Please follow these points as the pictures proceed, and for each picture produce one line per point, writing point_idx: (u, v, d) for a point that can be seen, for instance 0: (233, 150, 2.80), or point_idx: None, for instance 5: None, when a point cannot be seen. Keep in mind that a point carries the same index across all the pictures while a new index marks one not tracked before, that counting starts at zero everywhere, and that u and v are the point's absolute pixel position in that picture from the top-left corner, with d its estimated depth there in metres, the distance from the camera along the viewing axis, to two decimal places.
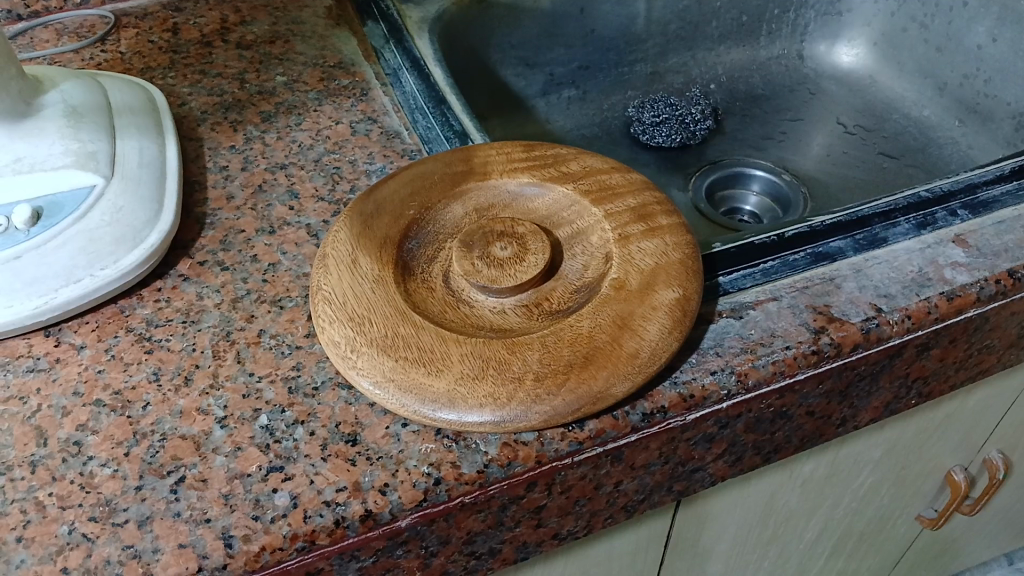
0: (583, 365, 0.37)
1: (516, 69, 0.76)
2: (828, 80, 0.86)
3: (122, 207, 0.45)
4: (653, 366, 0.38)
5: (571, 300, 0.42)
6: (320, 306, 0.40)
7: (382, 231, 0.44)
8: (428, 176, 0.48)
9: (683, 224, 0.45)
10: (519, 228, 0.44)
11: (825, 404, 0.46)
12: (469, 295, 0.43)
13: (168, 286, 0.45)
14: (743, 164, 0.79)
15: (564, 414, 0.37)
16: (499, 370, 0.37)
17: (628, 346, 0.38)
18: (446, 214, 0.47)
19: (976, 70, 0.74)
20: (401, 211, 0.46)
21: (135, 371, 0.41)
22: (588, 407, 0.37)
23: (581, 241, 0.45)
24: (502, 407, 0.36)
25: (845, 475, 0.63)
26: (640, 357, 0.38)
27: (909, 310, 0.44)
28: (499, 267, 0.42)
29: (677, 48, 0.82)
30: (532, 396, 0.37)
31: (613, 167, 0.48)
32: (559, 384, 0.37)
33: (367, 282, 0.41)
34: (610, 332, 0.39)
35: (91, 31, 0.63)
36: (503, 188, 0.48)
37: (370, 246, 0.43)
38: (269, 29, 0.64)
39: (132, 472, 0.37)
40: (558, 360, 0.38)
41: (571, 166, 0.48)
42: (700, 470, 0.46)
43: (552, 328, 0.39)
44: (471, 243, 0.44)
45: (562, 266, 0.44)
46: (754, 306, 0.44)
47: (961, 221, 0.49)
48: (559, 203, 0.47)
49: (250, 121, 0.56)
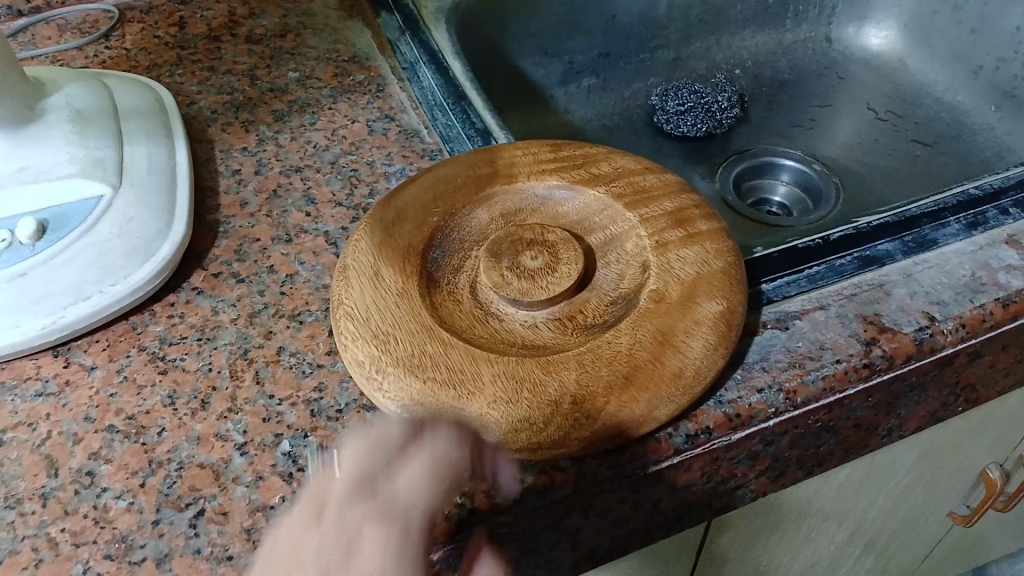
0: (624, 387, 0.35)
1: (535, 58, 0.71)
2: (857, 64, 0.80)
3: (132, 217, 0.42)
4: (696, 386, 0.36)
5: (607, 313, 0.39)
6: (342, 322, 0.38)
7: (405, 240, 0.42)
8: (452, 179, 0.45)
9: (724, 229, 0.42)
10: (549, 235, 0.42)
11: (872, 416, 0.44)
12: (498, 308, 0.40)
13: (181, 301, 0.43)
14: (772, 153, 0.74)
15: (605, 440, 0.35)
16: (534, 393, 0.35)
17: (671, 364, 0.36)
18: (470, 220, 0.44)
19: (1014, 53, 0.69)
20: (424, 218, 0.43)
21: (148, 394, 0.39)
22: (631, 431, 0.35)
23: (615, 248, 0.43)
24: (539, 431, 0.34)
25: (882, 476, 0.61)
26: (684, 376, 0.36)
27: (963, 318, 0.42)
28: (530, 278, 0.40)
29: (701, 34, 0.77)
30: (570, 421, 0.34)
31: (646, 167, 0.46)
32: (598, 407, 0.35)
33: (391, 296, 0.39)
34: (651, 349, 0.36)
35: (95, 27, 0.60)
36: (529, 193, 0.45)
37: (393, 257, 0.41)
38: (279, 22, 0.61)
39: (149, 504, 0.35)
40: (597, 382, 0.35)
41: (603, 167, 0.46)
42: (741, 486, 0.44)
43: (588, 344, 0.37)
44: (499, 252, 0.41)
45: (596, 277, 0.41)
46: (800, 316, 0.42)
47: (1014, 220, 0.46)
48: (589, 207, 0.45)
49: (263, 120, 0.53)
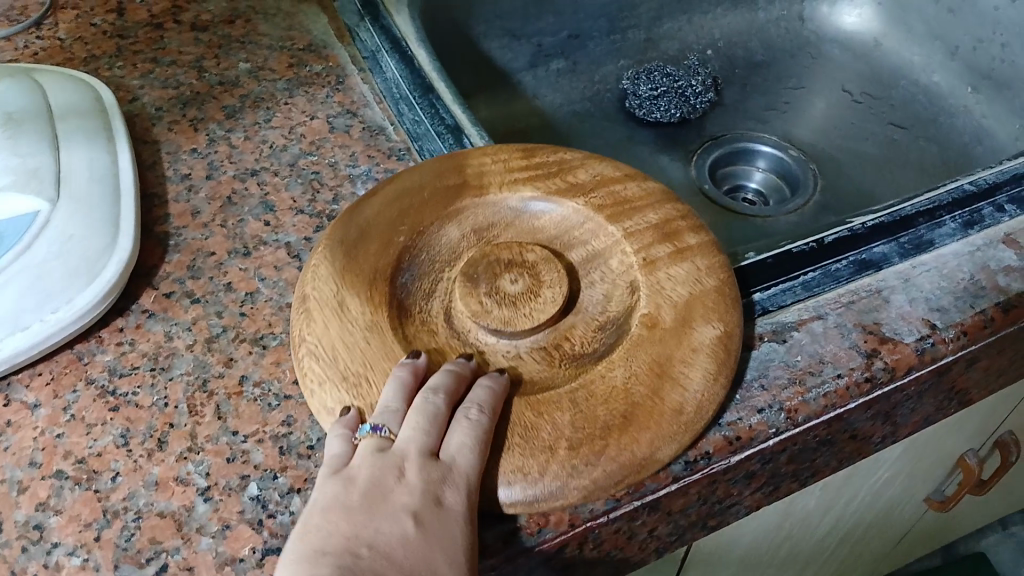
0: (623, 427, 0.33)
1: (501, 40, 0.67)
2: (830, 44, 0.78)
3: (72, 234, 0.39)
4: (700, 421, 0.34)
5: (595, 341, 0.37)
6: (306, 362, 0.35)
7: (371, 263, 0.38)
8: (418, 192, 0.41)
9: (713, 242, 0.40)
10: (528, 255, 0.39)
11: (870, 427, 0.42)
12: (477, 337, 0.37)
13: (131, 326, 0.39)
14: (747, 138, 0.72)
15: (606, 487, 0.32)
16: (525, 439, 0.32)
17: (671, 399, 0.33)
18: (441, 238, 0.40)
19: (993, 34, 0.67)
20: (390, 237, 0.39)
21: (99, 434, 0.36)
22: (632, 476, 0.32)
23: (599, 266, 0.40)
24: (534, 482, 0.32)
25: (866, 472, 0.59)
26: (686, 412, 0.33)
27: (964, 325, 0.40)
28: (512, 305, 0.37)
29: (672, 12, 0.74)
30: (567, 468, 0.32)
31: (626, 173, 0.43)
32: (597, 452, 0.32)
33: (360, 330, 0.35)
34: (648, 383, 0.34)
35: (24, 14, 0.55)
36: (502, 207, 0.42)
37: (360, 282, 0.37)
38: (227, 7, 0.57)
39: (105, 561, 0.32)
40: (592, 423, 0.33)
41: (580, 174, 0.42)
42: (736, 504, 0.42)
43: (580, 380, 0.34)
44: (475, 276, 0.38)
45: (581, 298, 0.39)
46: (797, 327, 0.39)
47: (1010, 218, 0.45)
48: (568, 219, 0.41)
49: (214, 118, 0.49)
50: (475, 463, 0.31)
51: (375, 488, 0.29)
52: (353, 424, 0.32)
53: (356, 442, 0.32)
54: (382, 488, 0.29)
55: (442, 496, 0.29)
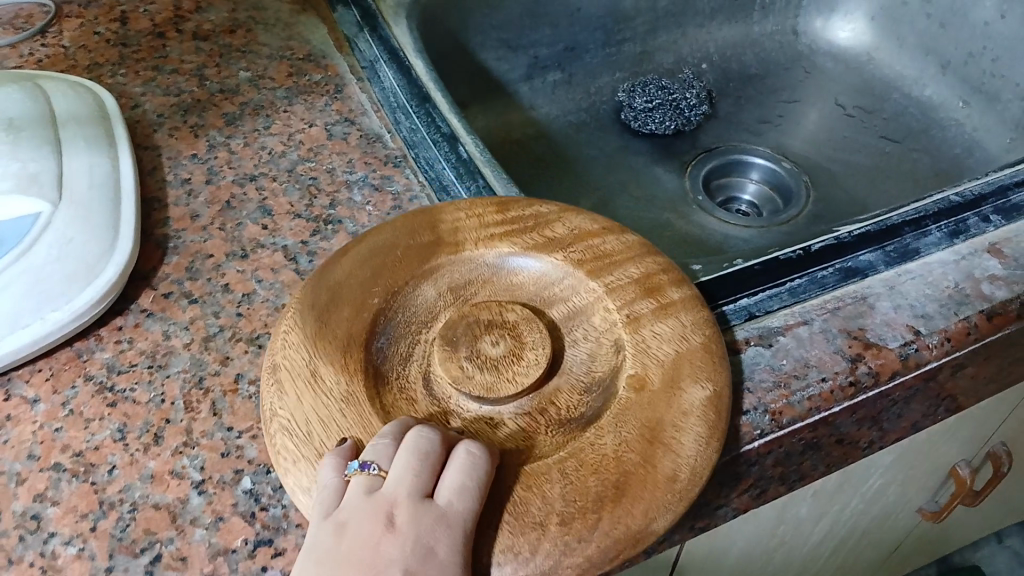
0: (616, 499, 0.30)
1: (498, 52, 0.68)
2: (824, 58, 0.79)
3: (72, 237, 0.39)
4: (697, 488, 0.31)
5: (581, 406, 0.34)
6: (277, 438, 0.32)
7: (344, 328, 0.35)
8: (391, 250, 0.38)
9: (698, 296, 0.37)
10: (509, 315, 0.36)
11: (856, 431, 0.43)
12: (458, 405, 0.35)
13: (129, 325, 0.40)
14: (741, 150, 0.73)
15: (603, 565, 0.29)
16: (513, 515, 0.30)
17: (665, 468, 0.31)
18: (415, 298, 0.37)
19: (983, 48, 0.69)
20: (364, 299, 0.36)
21: (97, 429, 0.36)
22: (629, 550, 0.30)
23: (581, 323, 0.37)
24: (524, 561, 0.29)
25: (857, 480, 0.60)
26: (680, 480, 0.31)
27: (948, 332, 0.41)
28: (493, 369, 0.34)
29: (668, 25, 0.75)
30: (560, 545, 0.29)
31: (604, 225, 0.40)
32: (590, 525, 0.29)
33: (335, 402, 0.33)
34: (640, 450, 0.31)
35: (29, 22, 0.56)
36: (481, 263, 0.39)
37: (333, 351, 0.34)
38: (228, 17, 0.58)
39: (101, 551, 0.33)
40: (584, 495, 0.30)
41: (555, 225, 0.40)
42: (723, 506, 0.43)
43: (568, 449, 0.32)
44: (454, 338, 0.35)
45: (564, 357, 0.36)
46: (784, 332, 0.40)
47: (995, 228, 0.45)
48: (547, 275, 0.38)
49: (213, 124, 0.50)
50: (471, 506, 0.29)
51: (361, 541, 0.28)
52: (349, 455, 0.31)
53: (347, 479, 0.30)
54: (369, 542, 0.28)
55: (433, 549, 0.27)
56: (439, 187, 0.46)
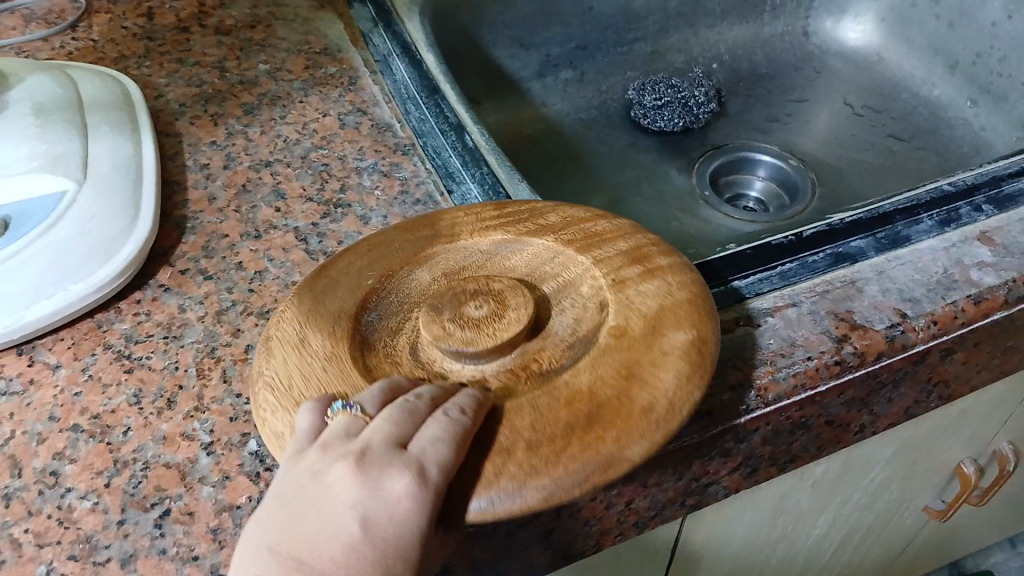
0: (587, 427, 0.31)
1: (510, 50, 0.70)
2: (834, 58, 0.80)
3: (94, 215, 0.42)
4: (670, 423, 0.32)
5: (565, 359, 0.34)
6: (260, 394, 0.34)
7: (335, 304, 0.37)
8: (388, 244, 0.40)
9: (685, 262, 0.38)
10: (495, 284, 0.36)
11: (846, 414, 0.44)
12: (444, 366, 0.34)
13: (147, 298, 0.42)
14: (749, 147, 0.74)
15: (570, 489, 0.30)
16: (484, 444, 0.31)
17: (639, 400, 0.32)
18: (410, 281, 0.38)
19: (991, 48, 0.69)
20: (357, 282, 0.38)
21: (114, 394, 0.38)
22: (600, 476, 0.31)
23: (570, 294, 0.38)
24: (495, 491, 0.30)
25: (857, 472, 0.61)
26: (655, 410, 0.32)
27: (935, 315, 0.41)
28: (475, 327, 0.34)
29: (678, 25, 0.77)
30: (525, 468, 0.30)
31: (596, 214, 0.41)
32: (559, 451, 0.31)
33: (319, 362, 0.34)
34: (614, 385, 0.33)
35: (61, 17, 0.59)
36: (477, 247, 0.40)
37: (321, 321, 0.36)
38: (249, 13, 0.60)
39: (114, 505, 0.35)
40: (555, 424, 0.32)
41: (553, 218, 0.41)
42: (714, 484, 0.44)
43: (544, 387, 0.33)
44: (438, 304, 0.35)
45: (550, 323, 0.36)
46: (772, 313, 0.41)
47: (987, 217, 0.46)
48: (539, 256, 0.39)
49: (232, 114, 0.52)
50: (444, 456, 0.29)
51: (328, 489, 0.28)
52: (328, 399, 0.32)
53: (328, 419, 0.31)
54: (334, 490, 0.28)
55: (399, 502, 0.27)
56: (445, 174, 0.48)
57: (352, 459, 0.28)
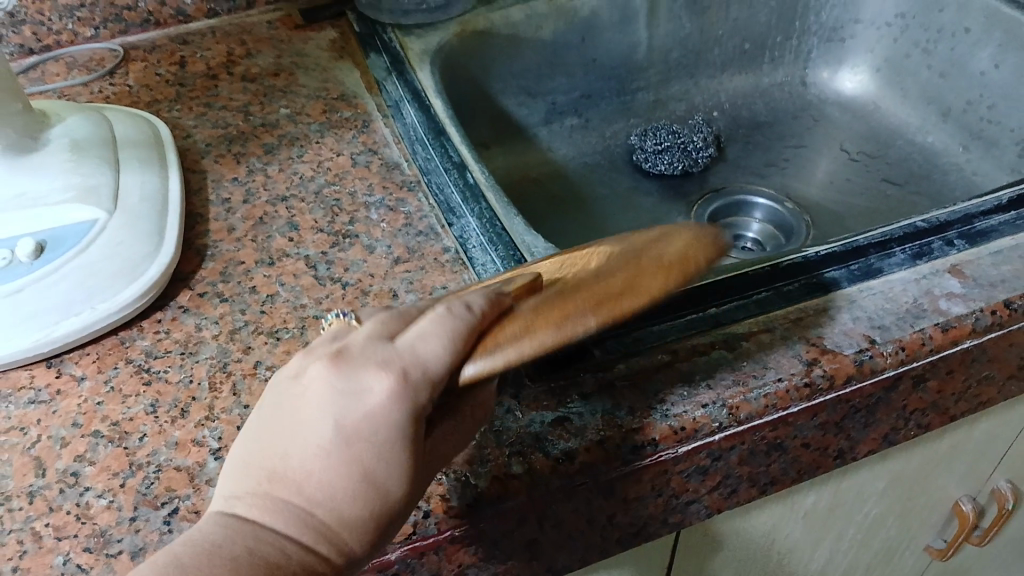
0: (588, 286, 0.32)
1: (518, 97, 0.75)
2: (832, 107, 0.84)
3: (121, 240, 0.46)
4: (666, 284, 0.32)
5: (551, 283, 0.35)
6: None
7: None
8: None
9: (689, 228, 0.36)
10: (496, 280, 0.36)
11: (822, 436, 0.46)
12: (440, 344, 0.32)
13: (168, 318, 0.46)
14: (746, 191, 0.77)
15: (586, 323, 0.31)
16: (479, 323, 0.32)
17: (646, 258, 0.33)
18: None
19: (981, 96, 0.73)
20: None
21: (132, 403, 0.42)
22: (612, 308, 0.31)
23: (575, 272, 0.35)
24: (494, 349, 0.30)
25: (850, 506, 0.62)
26: (665, 259, 0.33)
27: (903, 341, 0.44)
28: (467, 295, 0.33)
29: (680, 75, 0.81)
30: (529, 322, 0.31)
31: None
32: (563, 304, 0.31)
33: None
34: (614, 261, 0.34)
35: (100, 64, 0.64)
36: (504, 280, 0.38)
37: None
38: (274, 62, 0.65)
39: (127, 503, 0.38)
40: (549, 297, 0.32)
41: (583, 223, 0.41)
42: (695, 502, 0.46)
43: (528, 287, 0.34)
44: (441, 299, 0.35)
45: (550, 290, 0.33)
46: (746, 338, 0.44)
47: (958, 251, 0.49)
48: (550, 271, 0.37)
49: (253, 153, 0.56)
50: (429, 354, 0.30)
51: (306, 389, 0.30)
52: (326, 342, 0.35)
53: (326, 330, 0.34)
54: (314, 394, 0.30)
55: (374, 400, 0.29)
56: (446, 209, 0.51)
57: (329, 358, 0.30)
